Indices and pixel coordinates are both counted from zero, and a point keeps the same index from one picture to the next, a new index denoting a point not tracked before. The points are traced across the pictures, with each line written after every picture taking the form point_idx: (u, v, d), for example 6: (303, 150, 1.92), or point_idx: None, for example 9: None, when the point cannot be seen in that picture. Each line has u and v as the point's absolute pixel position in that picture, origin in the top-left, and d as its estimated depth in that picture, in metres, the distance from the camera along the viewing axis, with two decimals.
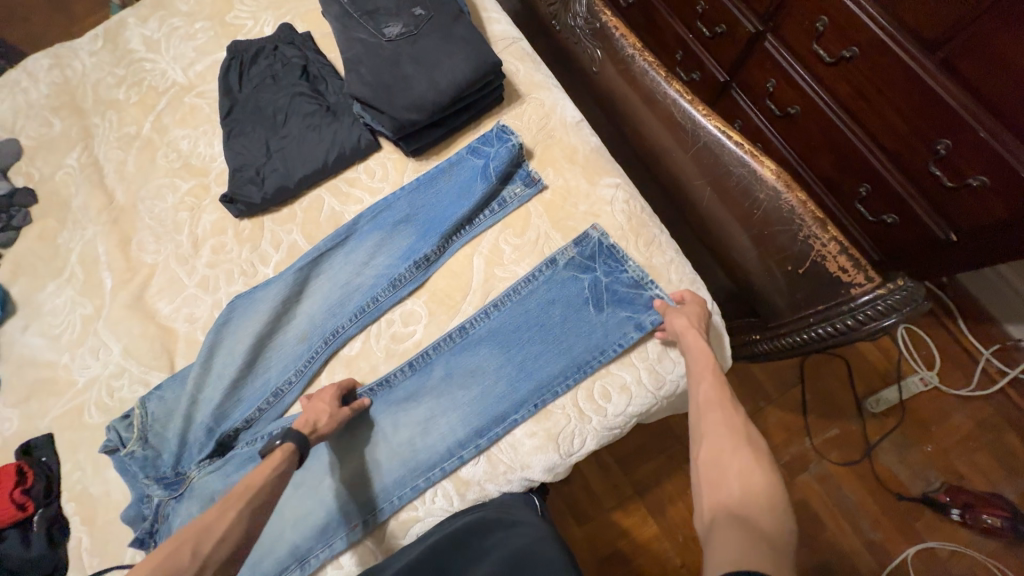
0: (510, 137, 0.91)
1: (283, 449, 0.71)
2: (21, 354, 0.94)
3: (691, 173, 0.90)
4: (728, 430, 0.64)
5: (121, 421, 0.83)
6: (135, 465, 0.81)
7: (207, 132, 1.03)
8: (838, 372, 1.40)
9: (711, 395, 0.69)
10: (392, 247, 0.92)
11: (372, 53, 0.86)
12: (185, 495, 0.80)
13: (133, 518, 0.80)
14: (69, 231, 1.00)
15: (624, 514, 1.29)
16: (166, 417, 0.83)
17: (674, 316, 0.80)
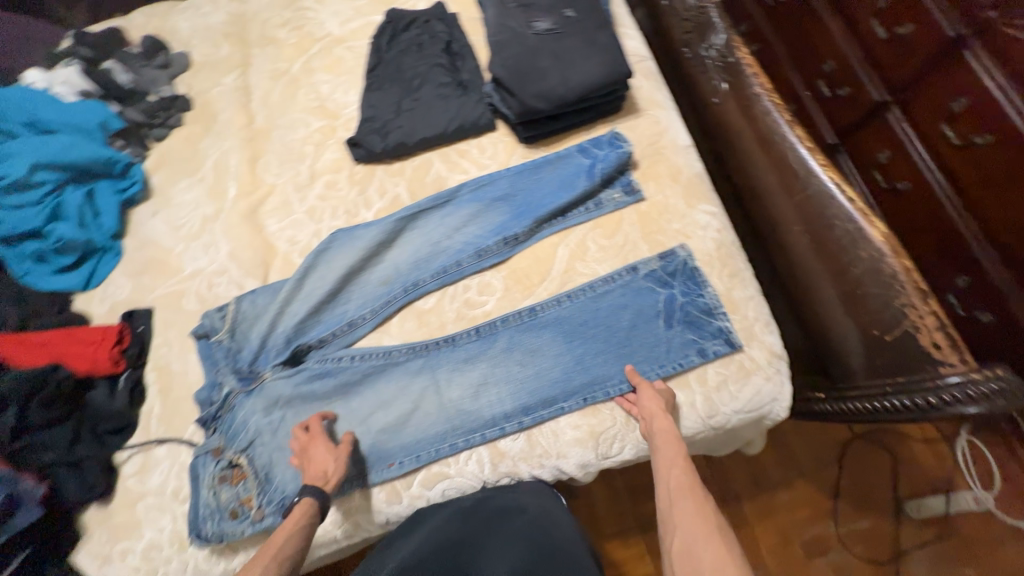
0: (622, 145, 0.95)
1: (304, 507, 0.73)
2: (145, 234, 1.06)
3: (790, 216, 0.91)
4: (700, 518, 0.63)
5: (215, 311, 0.92)
6: (218, 354, 0.89)
7: (347, 82, 1.15)
8: (882, 466, 1.35)
9: (679, 480, 0.68)
10: (485, 219, 0.97)
11: (519, 41, 0.93)
12: (254, 392, 0.87)
13: (204, 400, 0.88)
14: (211, 140, 1.13)
15: (622, 544, 1.28)
16: (252, 319, 0.91)
17: (645, 396, 0.79)
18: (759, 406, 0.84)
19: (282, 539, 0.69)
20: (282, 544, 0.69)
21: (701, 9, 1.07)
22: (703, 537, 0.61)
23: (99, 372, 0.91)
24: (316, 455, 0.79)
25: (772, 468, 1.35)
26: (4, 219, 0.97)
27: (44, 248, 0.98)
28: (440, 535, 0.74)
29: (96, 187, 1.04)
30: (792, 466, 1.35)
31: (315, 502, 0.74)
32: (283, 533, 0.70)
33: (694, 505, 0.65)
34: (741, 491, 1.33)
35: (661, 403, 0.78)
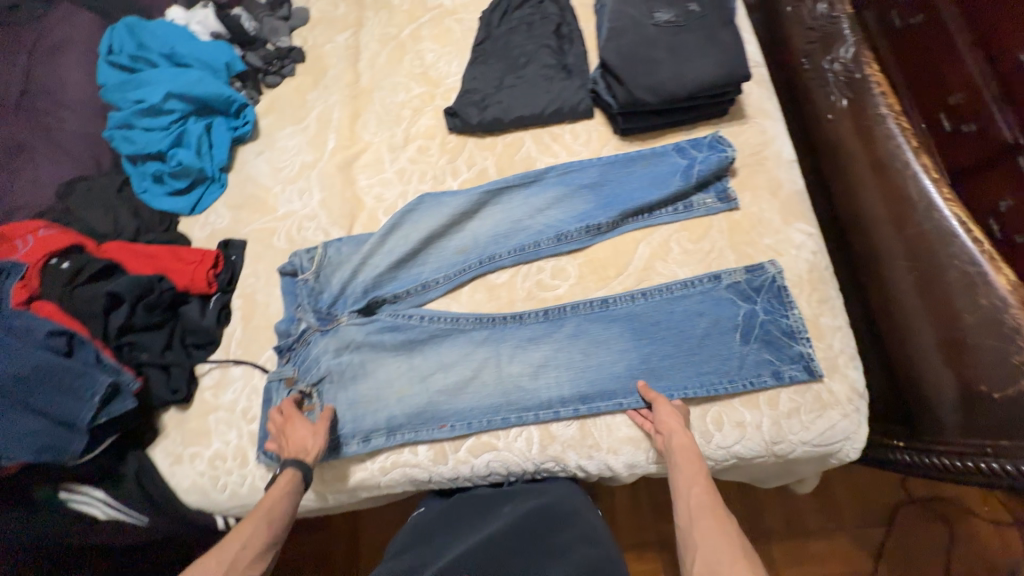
0: (725, 149, 0.91)
1: (286, 478, 0.76)
2: (249, 171, 1.14)
3: (895, 251, 0.85)
4: (724, 542, 0.62)
5: (304, 252, 0.97)
6: (301, 293, 0.94)
7: (451, 54, 1.17)
8: (934, 537, 1.29)
9: (703, 499, 0.67)
10: (569, 205, 0.97)
11: (637, 29, 0.91)
12: (329, 333, 0.91)
13: (281, 332, 0.93)
14: (318, 93, 1.19)
15: (637, 556, 1.26)
16: (337, 264, 0.95)
17: (663, 413, 0.78)
18: (829, 442, 0.80)
19: (269, 502, 0.73)
20: (271, 507, 0.73)
21: (831, 19, 0.99)
22: (729, 560, 0.60)
23: (195, 291, 0.99)
24: (297, 433, 0.81)
25: (811, 515, 1.34)
26: (135, 139, 1.07)
27: (163, 169, 1.07)
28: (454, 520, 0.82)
29: (213, 122, 1.12)
30: (833, 517, 1.34)
31: (297, 473, 0.76)
32: (271, 495, 0.74)
33: (719, 527, 0.64)
34: (774, 531, 1.34)
35: (681, 418, 0.77)
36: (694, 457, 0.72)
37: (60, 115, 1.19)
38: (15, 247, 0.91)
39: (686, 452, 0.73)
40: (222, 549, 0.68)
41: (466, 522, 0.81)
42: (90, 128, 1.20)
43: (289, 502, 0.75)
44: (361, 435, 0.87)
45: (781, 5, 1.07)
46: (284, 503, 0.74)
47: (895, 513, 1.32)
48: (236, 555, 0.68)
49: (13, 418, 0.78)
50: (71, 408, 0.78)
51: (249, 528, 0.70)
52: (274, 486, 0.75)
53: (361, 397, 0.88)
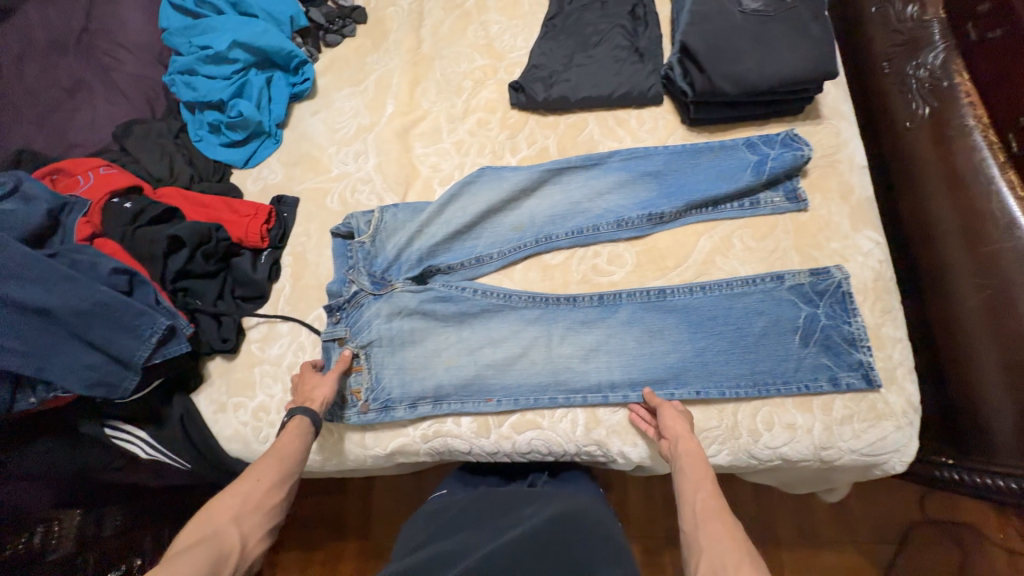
0: (800, 147, 0.89)
1: (297, 421, 0.77)
2: (304, 129, 1.12)
3: (964, 268, 0.83)
4: (730, 543, 0.60)
5: (360, 214, 0.97)
6: (357, 254, 0.94)
7: (518, 27, 1.14)
8: (947, 561, 1.29)
9: (709, 503, 0.66)
10: (632, 191, 0.95)
11: (723, 16, 0.88)
12: (382, 298, 0.91)
13: (332, 293, 0.93)
14: (378, 56, 1.17)
15: (647, 549, 1.27)
16: (393, 230, 0.95)
17: (667, 417, 0.78)
18: (879, 452, 0.79)
19: (284, 439, 0.74)
20: (280, 449, 0.73)
21: (921, 23, 0.94)
22: (735, 569, 0.58)
23: (247, 244, 0.99)
24: (317, 387, 0.83)
25: (824, 526, 1.34)
26: (196, 86, 1.07)
27: (221, 120, 1.07)
28: (463, 515, 0.82)
29: (273, 76, 1.11)
30: (845, 530, 1.34)
31: (309, 417, 0.78)
32: (282, 437, 0.75)
33: (724, 533, 0.62)
34: (784, 538, 1.35)
35: (685, 424, 0.77)
36: (698, 460, 0.72)
37: (118, 56, 1.20)
38: (78, 183, 0.92)
39: (690, 456, 0.72)
40: (234, 487, 0.67)
41: (487, 522, 0.80)
42: (146, 73, 1.21)
43: (302, 444, 0.75)
44: (407, 401, 0.88)
45: (866, 5, 1.04)
46: (297, 444, 0.75)
47: (908, 533, 1.32)
48: (250, 491, 0.67)
49: (69, 350, 0.78)
50: (126, 346, 0.79)
51: (260, 466, 0.70)
52: (285, 429, 0.76)
53: (409, 363, 0.89)
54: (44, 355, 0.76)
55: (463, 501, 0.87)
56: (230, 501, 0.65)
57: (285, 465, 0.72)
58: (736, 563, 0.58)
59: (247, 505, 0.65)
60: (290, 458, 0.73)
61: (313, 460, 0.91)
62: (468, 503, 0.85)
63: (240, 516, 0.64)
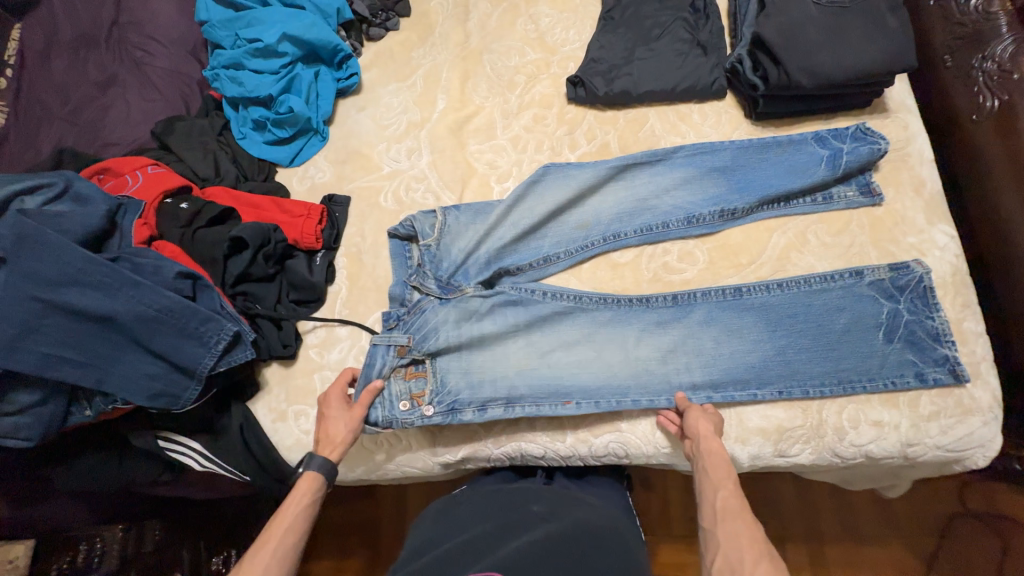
0: (876, 141, 0.89)
1: (306, 482, 0.72)
2: (351, 125, 1.08)
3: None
4: (750, 541, 0.61)
5: (422, 215, 0.94)
6: (421, 258, 0.91)
7: (570, 21, 1.11)
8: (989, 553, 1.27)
9: (730, 501, 0.66)
10: (700, 187, 0.94)
11: (797, 9, 0.88)
12: (450, 301, 0.88)
13: (394, 297, 0.91)
14: (425, 51, 1.13)
15: (689, 549, 1.24)
16: (458, 232, 0.93)
17: (693, 417, 0.77)
18: (968, 446, 0.78)
19: (291, 516, 0.69)
20: (284, 535, 0.67)
21: (987, 16, 0.93)
22: (751, 562, 0.59)
23: (302, 245, 0.95)
24: (334, 423, 0.79)
25: (863, 517, 1.31)
26: (243, 81, 1.03)
27: (267, 116, 1.03)
28: (473, 512, 0.78)
29: (319, 70, 1.08)
30: (889, 524, 1.31)
31: (321, 476, 0.73)
32: (285, 517, 0.69)
33: (744, 530, 0.62)
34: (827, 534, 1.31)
35: (710, 425, 0.76)
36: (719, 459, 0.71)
37: (150, 49, 1.12)
38: (127, 183, 0.89)
39: (714, 454, 0.71)
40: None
41: (489, 520, 0.75)
42: (180, 67, 1.11)
43: (307, 518, 0.70)
44: (477, 404, 0.83)
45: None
46: (303, 520, 0.69)
47: (948, 527, 1.30)
48: None
49: (131, 359, 0.74)
50: (192, 355, 0.75)
51: (263, 561, 0.64)
52: (292, 494, 0.71)
53: (477, 367, 0.86)
54: (106, 364, 0.72)
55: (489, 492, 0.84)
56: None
57: (289, 556, 0.66)
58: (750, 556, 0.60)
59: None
60: (294, 544, 0.67)
61: (378, 465, 0.88)
62: (477, 501, 0.81)
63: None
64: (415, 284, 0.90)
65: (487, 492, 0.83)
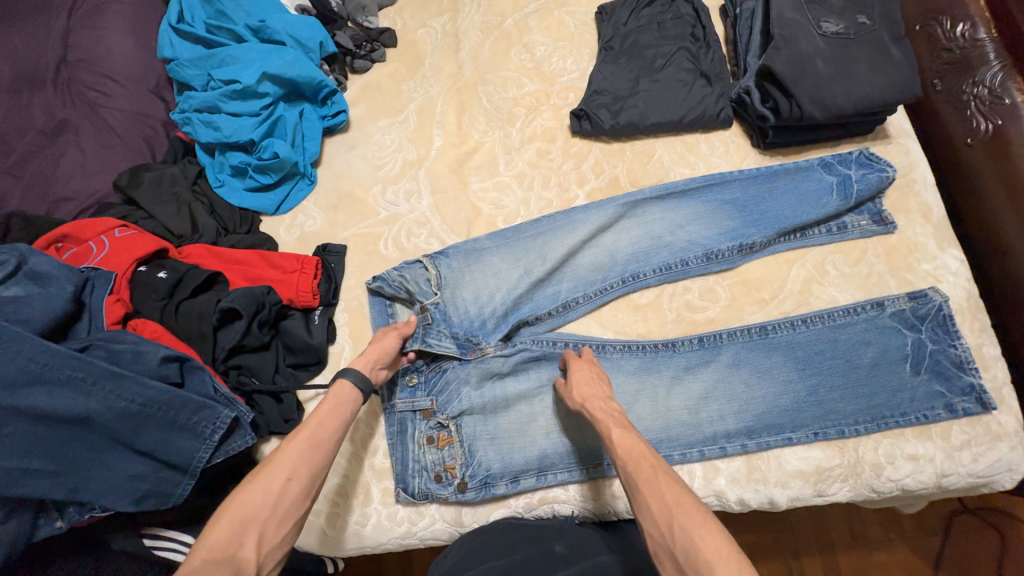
0: (882, 168, 0.90)
1: (341, 386, 0.70)
2: (341, 167, 1.00)
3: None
4: (663, 476, 0.58)
5: (409, 270, 0.87)
6: (425, 317, 0.85)
7: (566, 49, 1.06)
8: (989, 548, 1.10)
9: (626, 460, 0.61)
10: (715, 221, 0.91)
11: (805, 41, 0.89)
12: (470, 362, 0.84)
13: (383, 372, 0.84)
14: (415, 83, 1.07)
15: None
16: (458, 284, 0.88)
17: (580, 373, 0.76)
18: (992, 473, 0.77)
19: (319, 423, 0.65)
20: (319, 432, 0.64)
21: (975, 41, 0.94)
22: (667, 526, 0.54)
23: (297, 304, 0.86)
24: (378, 345, 0.77)
25: (873, 524, 1.13)
26: (219, 125, 0.93)
27: (248, 162, 0.93)
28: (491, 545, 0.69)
29: (303, 109, 1.00)
30: (892, 525, 1.13)
31: (355, 384, 0.71)
32: (319, 413, 0.66)
33: (652, 497, 0.57)
34: (833, 545, 1.12)
35: (591, 373, 0.76)
36: (609, 416, 0.68)
37: (106, 89, 1.00)
38: (91, 250, 0.78)
39: (600, 414, 0.68)
40: (264, 481, 0.59)
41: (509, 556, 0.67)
42: (142, 107, 1.00)
43: (341, 422, 0.67)
44: (509, 475, 0.80)
45: (909, 24, 1.03)
46: (335, 420, 0.66)
47: (950, 524, 1.12)
48: (283, 488, 0.59)
49: (110, 461, 0.64)
50: (184, 449, 0.66)
51: (293, 458, 0.61)
52: (329, 397, 0.69)
53: (504, 432, 0.82)
54: (82, 470, 0.62)
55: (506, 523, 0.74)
56: (244, 515, 0.57)
57: (319, 452, 0.63)
58: (665, 521, 0.55)
59: (278, 510, 0.58)
60: (327, 441, 0.64)
61: (396, 541, 0.79)
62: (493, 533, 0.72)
63: (267, 522, 0.57)
64: (424, 347, 0.81)
65: (501, 525, 0.73)
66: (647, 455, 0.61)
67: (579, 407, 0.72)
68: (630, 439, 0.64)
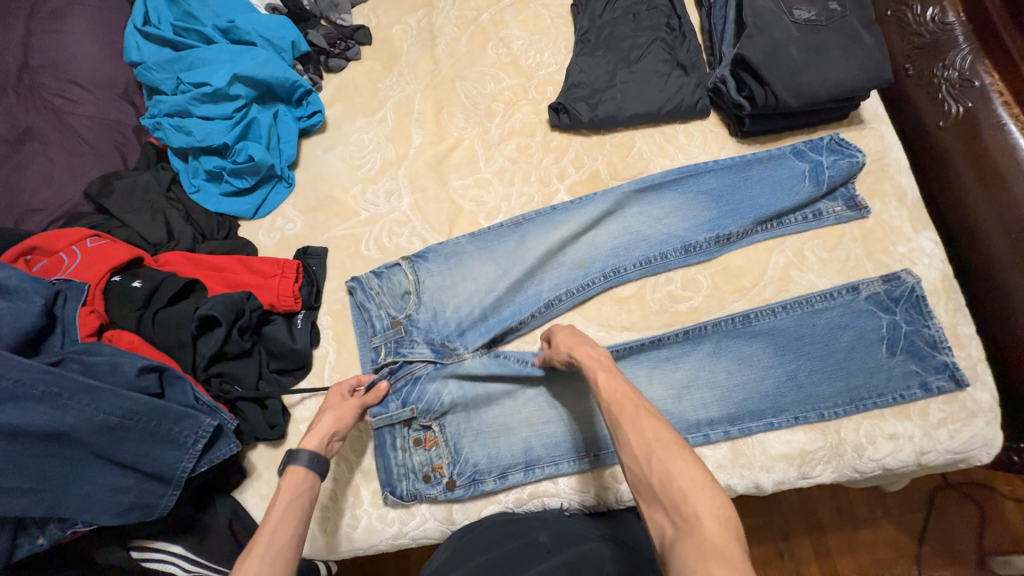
0: (853, 153, 0.91)
1: (292, 476, 0.65)
2: (318, 169, 0.99)
3: (1010, 269, 0.83)
4: (645, 414, 0.58)
5: (388, 277, 0.89)
6: (397, 331, 0.85)
7: (543, 42, 1.06)
8: (970, 519, 1.13)
9: (611, 402, 0.62)
10: (691, 213, 0.92)
11: (778, 29, 0.89)
12: (446, 369, 0.84)
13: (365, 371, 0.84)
14: (392, 81, 1.05)
15: None
16: (437, 289, 0.89)
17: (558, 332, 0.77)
18: (968, 449, 0.79)
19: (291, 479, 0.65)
20: (291, 490, 0.64)
21: (944, 25, 0.95)
22: (646, 461, 0.55)
23: (279, 309, 0.85)
24: (333, 410, 0.75)
25: (859, 502, 1.15)
26: (190, 129, 0.91)
27: (223, 166, 0.92)
28: (479, 540, 0.70)
29: (277, 110, 0.98)
30: (878, 502, 1.16)
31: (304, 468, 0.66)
32: (271, 517, 0.60)
33: (633, 433, 0.57)
34: (822, 524, 1.14)
35: (571, 332, 0.76)
36: (596, 361, 0.68)
37: (72, 95, 0.97)
38: (62, 262, 0.77)
39: (588, 360, 0.68)
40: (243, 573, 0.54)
41: (492, 548, 0.67)
42: (111, 113, 0.98)
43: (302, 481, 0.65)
44: (497, 471, 0.80)
45: (879, 9, 1.04)
46: (292, 521, 0.60)
47: (933, 498, 1.15)
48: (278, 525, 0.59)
49: (92, 475, 0.63)
50: (167, 459, 0.65)
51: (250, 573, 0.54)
52: (279, 491, 0.63)
53: (488, 428, 0.82)
54: (60, 485, 0.61)
55: (499, 519, 0.74)
56: None
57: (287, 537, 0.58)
58: (644, 455, 0.55)
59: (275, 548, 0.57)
60: (285, 546, 0.58)
61: (386, 542, 0.79)
62: (485, 529, 0.72)
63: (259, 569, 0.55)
64: (399, 358, 0.83)
65: (489, 521, 0.74)
66: (629, 396, 0.61)
67: (566, 356, 0.73)
68: (615, 381, 0.64)
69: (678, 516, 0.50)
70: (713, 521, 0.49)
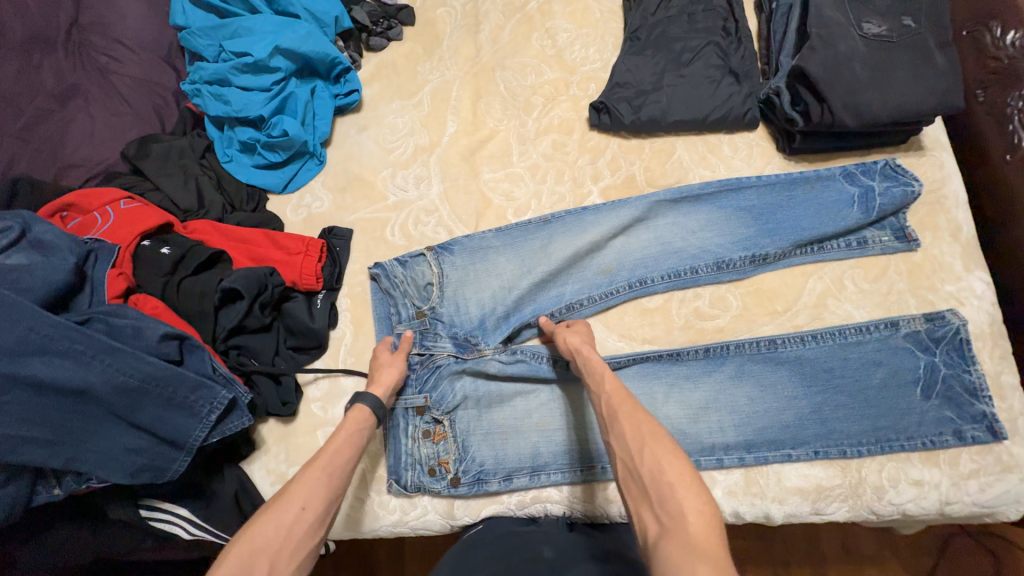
0: (909, 182, 0.86)
1: (357, 411, 0.69)
2: (351, 149, 0.98)
3: None
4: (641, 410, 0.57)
5: (412, 266, 0.88)
6: (421, 322, 0.85)
7: (590, 36, 1.02)
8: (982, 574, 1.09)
9: (610, 396, 0.60)
10: (728, 228, 0.89)
11: (843, 43, 0.84)
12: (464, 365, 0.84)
13: None
14: (431, 65, 1.03)
15: None
16: (460, 282, 0.88)
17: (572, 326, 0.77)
18: (998, 504, 0.75)
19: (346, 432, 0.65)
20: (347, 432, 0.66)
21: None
22: (638, 453, 0.53)
23: (301, 287, 0.85)
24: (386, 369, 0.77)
25: (866, 542, 1.11)
26: (229, 98, 0.91)
27: (258, 139, 0.92)
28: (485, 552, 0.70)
29: (315, 86, 0.98)
30: (887, 544, 1.12)
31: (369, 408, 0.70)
32: (331, 445, 0.64)
33: (628, 426, 0.55)
34: (826, 559, 1.11)
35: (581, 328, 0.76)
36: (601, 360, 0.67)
37: (118, 55, 0.98)
38: (96, 222, 0.78)
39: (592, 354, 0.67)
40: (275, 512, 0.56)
41: (496, 565, 0.66)
42: (154, 76, 0.98)
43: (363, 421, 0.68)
44: (502, 472, 0.79)
45: (956, 28, 0.97)
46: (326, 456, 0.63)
47: (944, 546, 1.11)
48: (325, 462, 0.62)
49: (109, 434, 0.64)
50: (181, 426, 0.66)
51: (308, 486, 0.59)
52: (345, 421, 0.68)
53: (498, 428, 0.81)
54: (79, 440, 0.63)
55: (504, 530, 0.74)
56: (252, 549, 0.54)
57: (331, 480, 0.60)
58: (636, 448, 0.54)
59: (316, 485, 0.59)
60: (336, 472, 0.62)
61: (385, 529, 0.79)
62: (491, 541, 0.72)
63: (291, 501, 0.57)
64: (422, 351, 0.84)
65: (493, 532, 0.74)
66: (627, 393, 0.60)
67: (569, 354, 0.71)
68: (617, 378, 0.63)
69: (665, 511, 0.49)
70: (696, 517, 0.47)
